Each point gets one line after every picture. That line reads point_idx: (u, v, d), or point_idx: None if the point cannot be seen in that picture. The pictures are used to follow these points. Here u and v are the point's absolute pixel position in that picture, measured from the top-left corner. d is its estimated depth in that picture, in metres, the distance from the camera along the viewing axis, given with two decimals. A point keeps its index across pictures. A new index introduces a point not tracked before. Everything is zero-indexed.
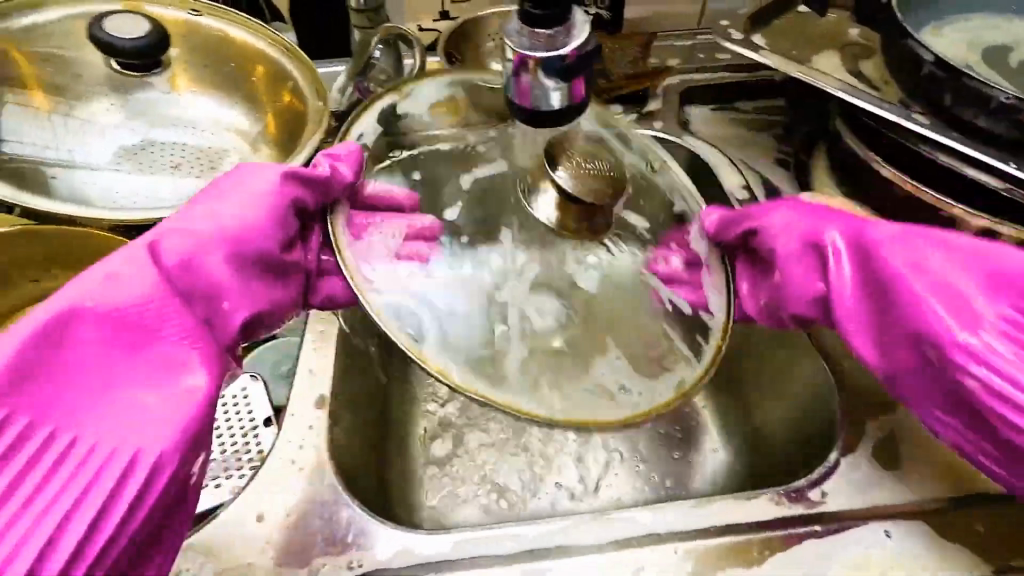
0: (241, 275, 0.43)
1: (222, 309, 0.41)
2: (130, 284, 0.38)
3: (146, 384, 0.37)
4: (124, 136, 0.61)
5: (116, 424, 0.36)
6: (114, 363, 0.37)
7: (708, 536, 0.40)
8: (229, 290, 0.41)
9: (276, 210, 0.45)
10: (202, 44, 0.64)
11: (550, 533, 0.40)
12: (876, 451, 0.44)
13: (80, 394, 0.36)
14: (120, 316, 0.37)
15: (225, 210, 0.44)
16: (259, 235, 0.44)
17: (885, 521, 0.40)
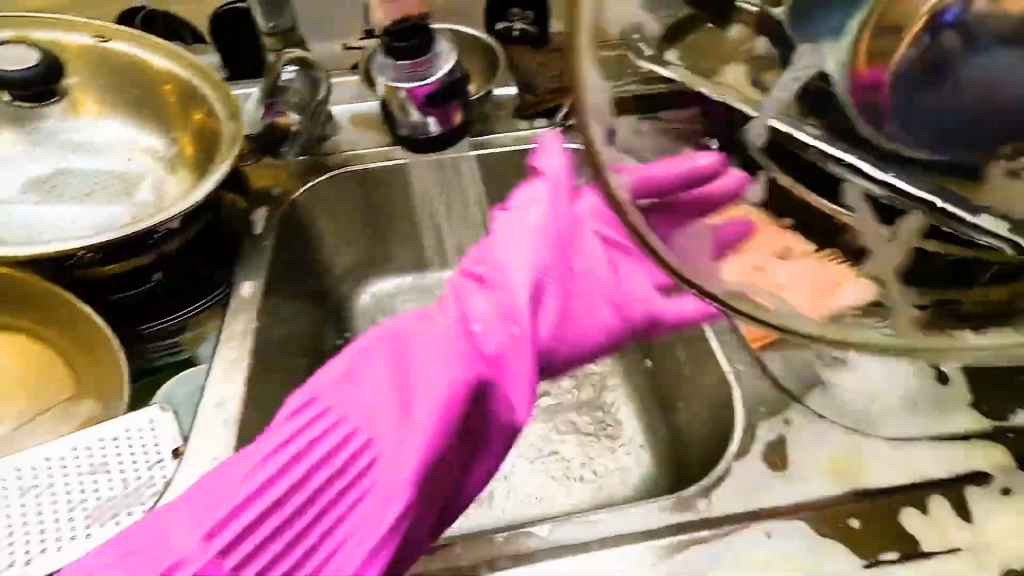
0: (544, 286, 0.44)
1: (512, 332, 0.42)
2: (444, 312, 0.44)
3: (427, 405, 0.40)
4: (26, 165, 0.60)
5: (393, 439, 0.40)
6: (421, 376, 0.41)
7: (600, 546, 0.41)
8: (517, 312, 0.43)
9: (554, 224, 0.46)
10: (111, 69, 0.63)
11: (444, 552, 0.41)
12: (766, 454, 0.45)
13: (406, 400, 0.41)
14: (416, 345, 0.42)
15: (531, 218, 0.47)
16: (558, 243, 0.46)
17: (767, 523, 0.42)
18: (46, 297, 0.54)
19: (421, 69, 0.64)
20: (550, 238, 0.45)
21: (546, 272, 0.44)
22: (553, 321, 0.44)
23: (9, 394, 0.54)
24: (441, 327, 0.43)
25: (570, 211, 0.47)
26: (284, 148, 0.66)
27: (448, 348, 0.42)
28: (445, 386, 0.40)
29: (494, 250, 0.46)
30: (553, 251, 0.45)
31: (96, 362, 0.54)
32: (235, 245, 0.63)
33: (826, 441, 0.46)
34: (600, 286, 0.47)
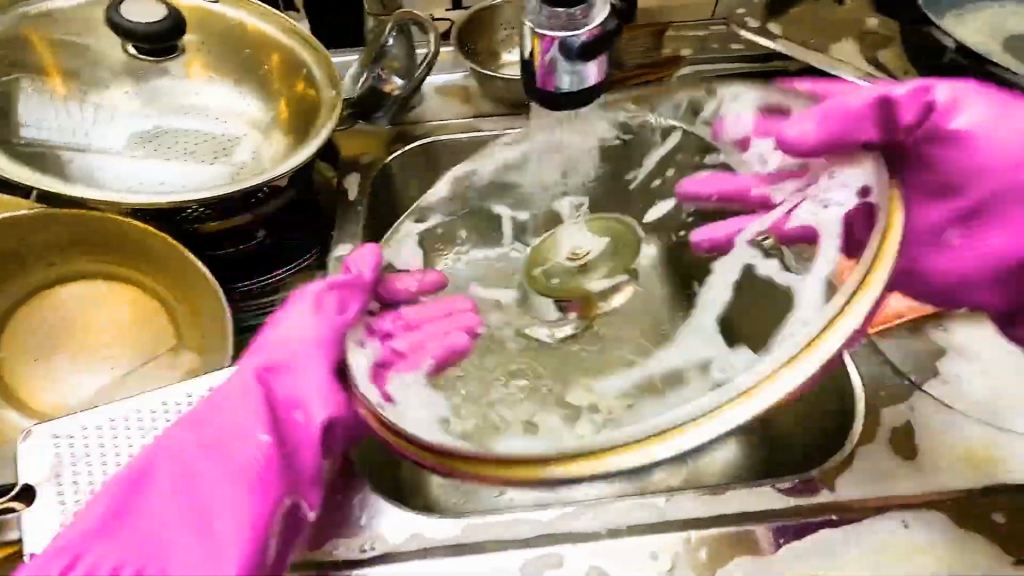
0: (288, 394, 0.44)
1: (296, 422, 0.42)
2: (206, 421, 0.41)
3: (233, 514, 0.38)
4: (137, 122, 0.61)
5: (199, 564, 0.37)
6: (213, 485, 0.39)
7: (725, 523, 0.40)
8: (305, 405, 0.43)
9: (331, 323, 0.47)
10: (219, 30, 0.64)
11: (561, 517, 0.41)
12: (892, 439, 0.44)
13: (199, 530, 0.38)
14: (202, 454, 0.40)
15: (298, 323, 0.47)
16: (318, 344, 0.46)
17: (903, 511, 0.40)
18: (154, 247, 0.54)
19: (584, 10, 0.37)
20: (300, 355, 0.45)
21: (297, 370, 0.45)
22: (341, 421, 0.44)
23: (118, 342, 0.56)
24: (221, 426, 0.41)
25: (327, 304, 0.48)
26: (379, 115, 0.64)
27: (226, 466, 0.39)
28: (251, 499, 0.39)
29: (272, 347, 0.46)
30: (322, 354, 0.45)
31: (201, 316, 0.55)
32: (330, 211, 0.65)
33: (959, 431, 0.44)
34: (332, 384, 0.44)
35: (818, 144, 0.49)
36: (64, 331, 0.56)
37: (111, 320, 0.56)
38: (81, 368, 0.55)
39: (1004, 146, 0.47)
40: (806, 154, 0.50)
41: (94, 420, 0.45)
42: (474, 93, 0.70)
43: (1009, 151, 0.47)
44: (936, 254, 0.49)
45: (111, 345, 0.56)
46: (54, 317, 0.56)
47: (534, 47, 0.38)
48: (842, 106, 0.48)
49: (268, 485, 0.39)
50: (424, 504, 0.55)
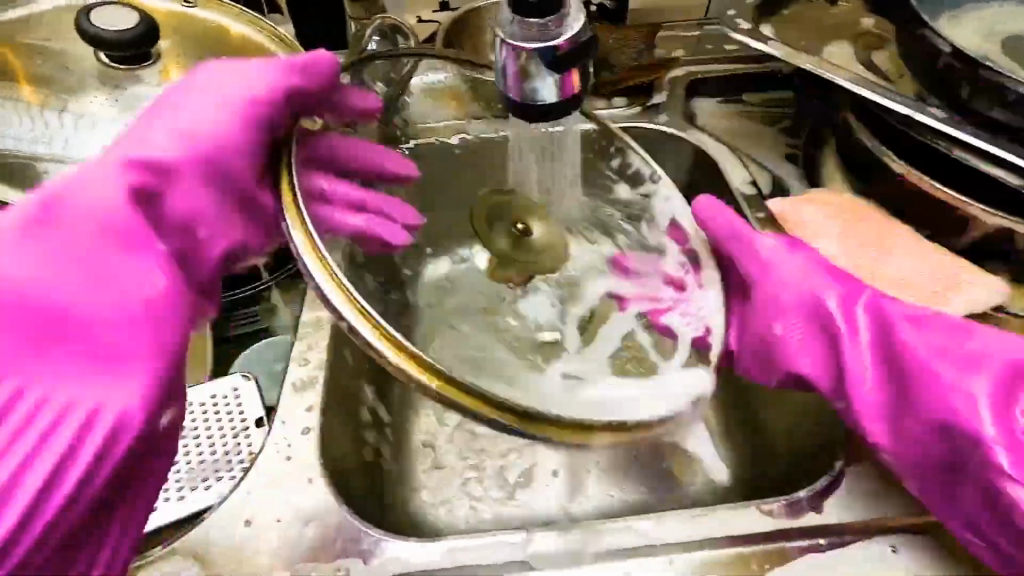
0: (190, 205, 0.42)
1: (197, 240, 0.42)
2: (76, 205, 0.38)
3: (125, 321, 0.37)
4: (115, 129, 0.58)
5: (87, 363, 0.36)
6: (99, 286, 0.37)
7: (710, 548, 0.42)
8: (203, 225, 0.42)
9: (247, 128, 0.43)
10: (194, 34, 0.62)
11: (546, 541, 0.42)
12: (879, 464, 0.45)
13: (82, 335, 0.36)
14: (85, 250, 0.37)
15: (201, 120, 0.43)
16: (228, 154, 0.42)
17: (891, 537, 0.42)
18: None
19: (556, 20, 0.36)
20: (195, 153, 0.41)
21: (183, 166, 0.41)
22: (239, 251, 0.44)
23: None
24: (113, 227, 0.38)
25: (244, 113, 0.43)
26: None
27: (105, 259, 0.38)
28: (137, 310, 0.37)
29: (171, 129, 0.42)
30: (223, 174, 0.42)
31: None
32: None
33: None
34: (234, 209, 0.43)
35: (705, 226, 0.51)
36: None
37: None
38: None
39: (810, 276, 0.48)
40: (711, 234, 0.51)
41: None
42: None
43: (819, 275, 0.48)
44: (790, 361, 0.47)
45: None
46: None
47: (508, 62, 0.37)
48: (717, 227, 0.51)
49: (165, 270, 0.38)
50: (406, 521, 0.54)
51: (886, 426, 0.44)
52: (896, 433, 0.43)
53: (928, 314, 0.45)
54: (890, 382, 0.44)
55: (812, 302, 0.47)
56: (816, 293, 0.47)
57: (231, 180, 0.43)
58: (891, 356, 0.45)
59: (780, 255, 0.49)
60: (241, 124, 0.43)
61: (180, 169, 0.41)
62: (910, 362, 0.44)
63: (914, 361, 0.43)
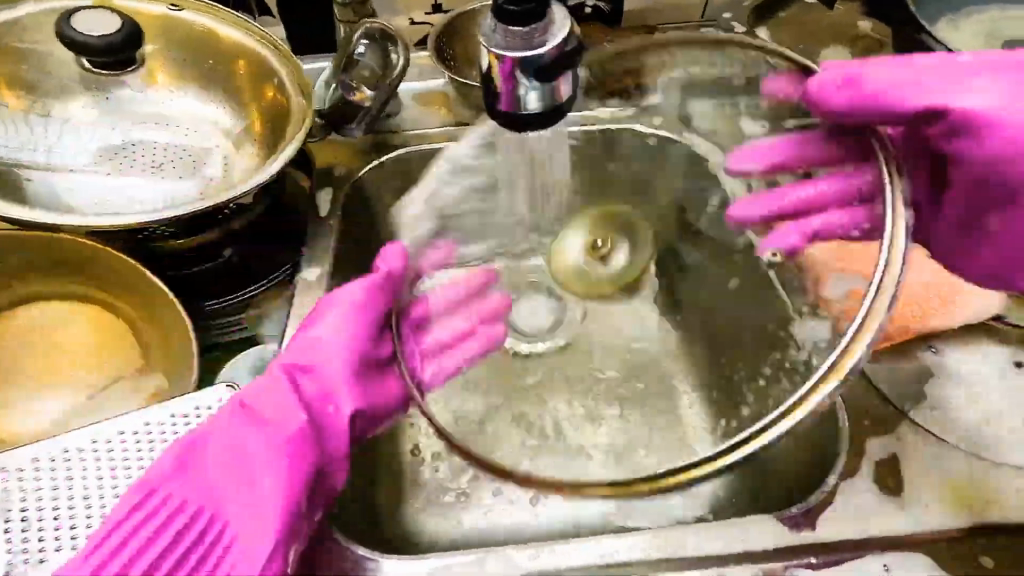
0: (337, 379, 0.46)
1: (331, 412, 0.46)
2: (253, 400, 0.44)
3: (281, 488, 0.40)
4: (104, 136, 0.59)
5: (248, 526, 0.40)
6: (269, 453, 0.41)
7: (704, 564, 0.41)
8: (333, 398, 0.46)
9: (373, 318, 0.50)
10: (179, 37, 0.61)
11: (540, 557, 0.41)
12: (877, 476, 0.45)
13: (251, 490, 0.41)
14: (252, 432, 0.42)
15: (336, 317, 0.48)
16: (363, 339, 0.49)
17: (888, 553, 0.42)
18: (118, 269, 0.52)
19: (540, 28, 0.35)
20: (335, 350, 0.47)
21: (327, 381, 0.46)
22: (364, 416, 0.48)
23: (82, 364, 0.54)
24: (275, 401, 0.44)
25: (372, 307, 0.50)
26: (351, 125, 0.61)
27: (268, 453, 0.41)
28: (286, 467, 0.41)
29: (318, 341, 0.48)
30: (355, 360, 0.48)
31: (164, 339, 0.53)
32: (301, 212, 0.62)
33: (943, 465, 0.46)
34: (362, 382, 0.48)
35: (847, 113, 0.43)
36: (24, 353, 0.54)
37: (73, 341, 0.54)
38: (41, 392, 0.53)
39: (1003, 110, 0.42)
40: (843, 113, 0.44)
41: (49, 450, 0.43)
42: (453, 101, 0.67)
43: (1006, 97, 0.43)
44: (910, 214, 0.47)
45: (73, 368, 0.54)
46: (16, 340, 0.54)
47: (494, 69, 0.36)
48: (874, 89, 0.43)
49: (303, 456, 0.42)
50: (400, 532, 0.54)
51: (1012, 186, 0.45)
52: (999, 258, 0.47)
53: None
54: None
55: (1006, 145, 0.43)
56: (1019, 137, 0.43)
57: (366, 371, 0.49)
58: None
59: (960, 96, 0.43)
60: (370, 315, 0.50)
61: (330, 364, 0.47)
62: None
63: None
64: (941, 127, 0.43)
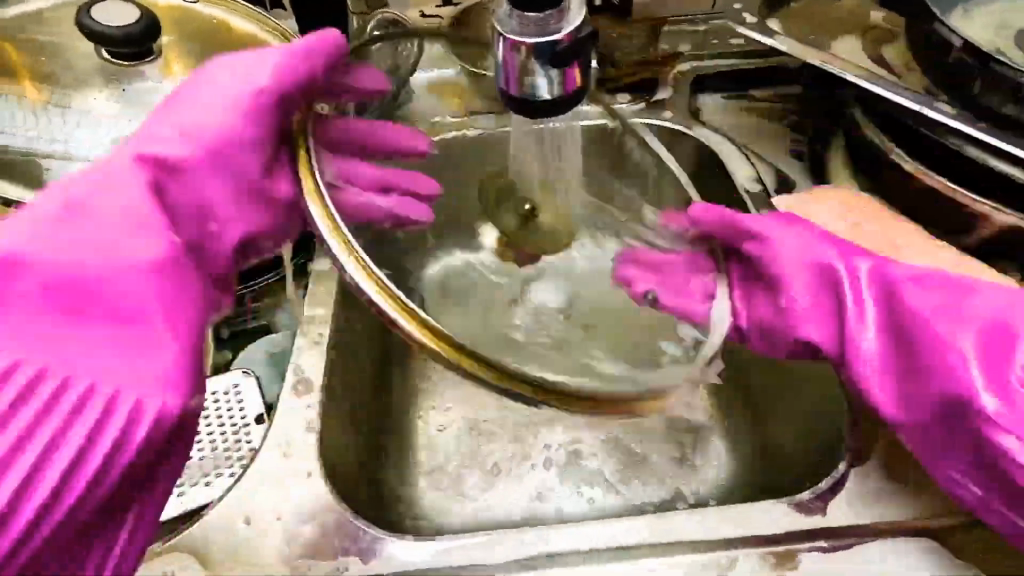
0: (214, 185, 0.43)
1: (214, 231, 0.43)
2: (90, 204, 0.39)
3: (143, 309, 0.37)
4: (118, 126, 0.58)
5: (116, 351, 0.36)
6: (123, 274, 0.37)
7: (710, 549, 0.42)
8: (217, 212, 0.43)
9: (252, 116, 0.43)
10: (196, 29, 0.62)
11: (547, 541, 0.42)
12: (886, 464, 0.45)
13: (103, 311, 0.37)
14: (97, 250, 0.37)
15: (205, 116, 0.43)
16: (239, 142, 0.43)
17: (897, 539, 0.42)
18: None
19: (555, 14, 0.35)
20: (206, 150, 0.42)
21: (202, 192, 0.42)
22: (253, 229, 0.44)
23: None
24: (130, 216, 0.39)
25: (246, 101, 0.43)
26: None
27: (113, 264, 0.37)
28: (149, 280, 0.37)
29: (182, 139, 0.42)
30: (234, 162, 0.43)
31: None
32: None
33: None
34: (243, 182, 0.43)
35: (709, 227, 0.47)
36: None
37: None
38: None
39: (806, 235, 0.46)
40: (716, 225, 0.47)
41: None
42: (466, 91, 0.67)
43: (830, 248, 0.45)
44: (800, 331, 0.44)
45: None
46: None
47: (506, 55, 0.36)
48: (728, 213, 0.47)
49: (181, 278, 0.39)
50: (409, 518, 0.55)
51: (880, 335, 0.43)
52: (895, 390, 0.43)
53: (928, 273, 0.43)
54: (896, 301, 0.43)
55: (816, 271, 0.45)
56: (819, 252, 0.45)
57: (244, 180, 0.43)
58: (893, 319, 0.43)
59: (785, 230, 0.46)
60: (247, 120, 0.43)
61: (207, 167, 0.42)
62: (915, 328, 0.42)
63: (933, 340, 0.41)
64: (764, 255, 0.46)
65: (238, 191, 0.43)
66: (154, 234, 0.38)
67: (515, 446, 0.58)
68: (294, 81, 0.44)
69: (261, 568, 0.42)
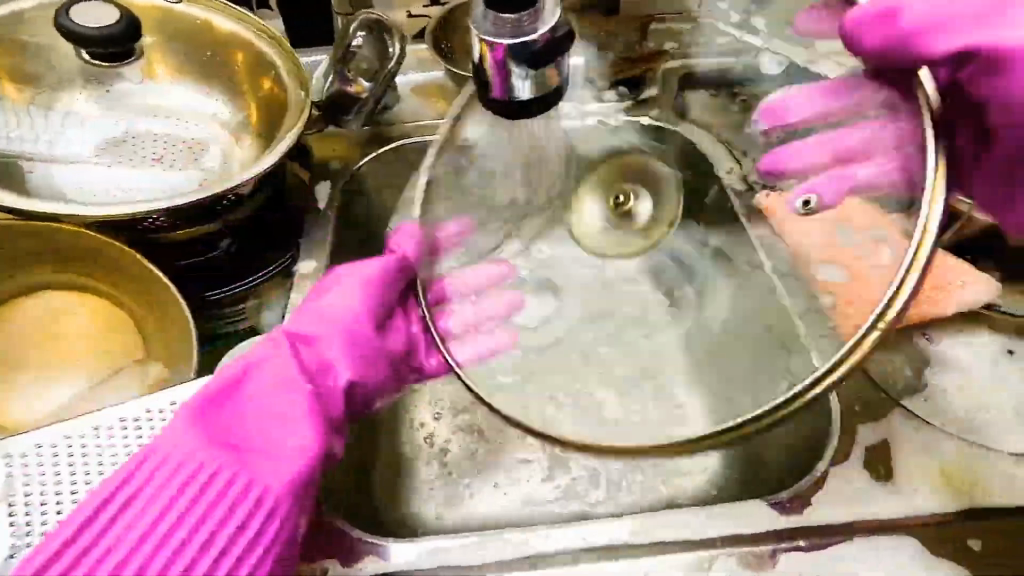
0: (343, 350, 0.46)
1: (329, 387, 0.44)
2: (256, 371, 0.43)
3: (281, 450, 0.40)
4: (106, 127, 0.59)
5: (276, 470, 0.40)
6: (275, 411, 0.42)
7: (692, 548, 0.42)
8: (334, 369, 0.45)
9: (372, 291, 0.49)
10: (179, 31, 0.62)
11: (528, 544, 0.42)
12: (868, 461, 0.45)
13: (264, 444, 0.40)
14: (259, 394, 0.42)
15: (342, 292, 0.49)
16: (363, 314, 0.48)
17: (875, 536, 0.42)
18: (121, 260, 0.53)
19: (531, 12, 0.35)
20: (338, 327, 0.46)
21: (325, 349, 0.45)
22: (363, 390, 0.46)
23: (81, 351, 0.54)
24: (286, 368, 0.43)
25: (372, 281, 0.50)
26: (349, 117, 0.61)
27: (282, 406, 0.42)
28: (306, 430, 0.41)
29: (323, 318, 0.47)
30: (360, 336, 0.47)
31: (166, 329, 0.53)
32: (295, 201, 0.62)
33: (934, 452, 0.46)
34: (361, 349, 0.46)
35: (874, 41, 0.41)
36: (22, 341, 0.54)
37: (72, 330, 0.55)
38: (42, 381, 0.53)
39: None
40: (881, 34, 0.41)
41: (21, 446, 0.41)
42: (452, 93, 0.67)
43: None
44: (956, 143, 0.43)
45: (72, 356, 0.54)
46: (16, 327, 0.55)
47: (483, 56, 0.36)
48: (916, 11, 0.41)
49: (326, 412, 0.43)
50: (396, 519, 0.55)
51: None
52: None
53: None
54: None
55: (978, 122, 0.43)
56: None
57: (368, 341, 0.47)
58: None
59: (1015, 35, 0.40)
60: (375, 292, 0.49)
61: (340, 331, 0.46)
62: None
63: None
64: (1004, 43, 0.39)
65: (356, 358, 0.46)
66: (304, 382, 0.43)
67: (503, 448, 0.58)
68: (388, 272, 0.50)
69: None
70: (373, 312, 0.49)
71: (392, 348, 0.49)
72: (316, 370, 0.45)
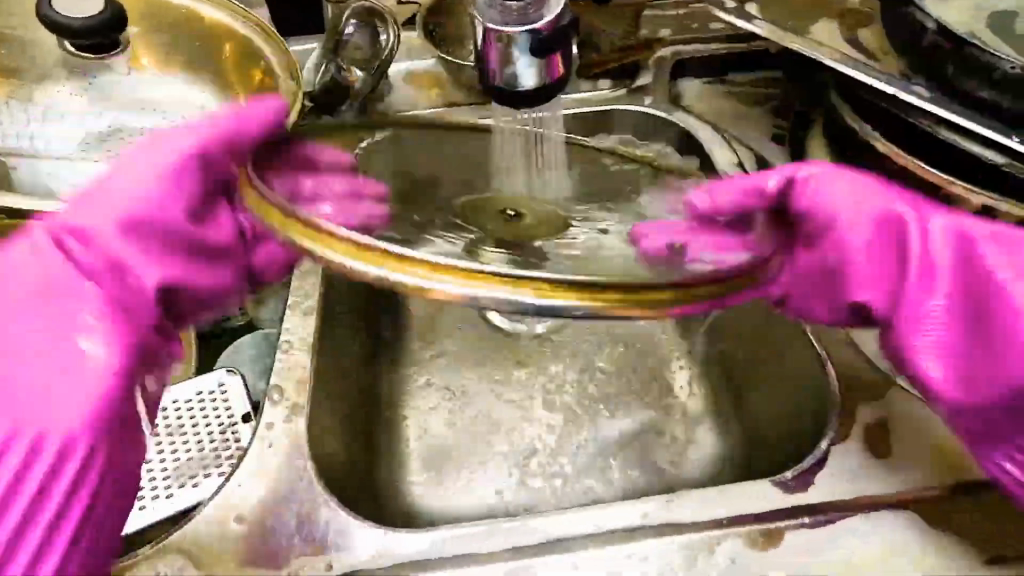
0: (136, 241, 0.41)
1: (132, 280, 0.40)
2: (13, 287, 0.40)
3: (75, 371, 0.39)
4: (91, 121, 0.57)
5: (58, 401, 0.38)
6: (61, 328, 0.39)
7: (695, 531, 0.43)
8: (131, 266, 0.41)
9: (177, 176, 0.43)
10: (165, 20, 0.61)
11: (535, 529, 0.43)
12: (865, 440, 0.47)
13: (52, 371, 0.39)
14: (34, 312, 0.40)
15: (133, 175, 0.42)
16: (161, 200, 0.42)
17: (873, 512, 0.43)
18: None
19: (534, 7, 0.36)
20: (125, 216, 0.41)
21: (108, 244, 0.40)
22: (183, 288, 0.43)
23: None
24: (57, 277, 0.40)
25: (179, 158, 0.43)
26: (342, 107, 0.59)
27: (54, 333, 0.39)
28: (103, 346, 0.39)
29: (104, 203, 0.41)
30: (157, 223, 0.41)
31: None
32: None
33: (929, 429, 0.47)
34: (174, 236, 0.42)
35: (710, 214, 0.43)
36: None
37: None
38: None
39: (867, 203, 0.43)
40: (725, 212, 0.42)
41: None
42: (445, 81, 0.66)
43: (852, 190, 0.44)
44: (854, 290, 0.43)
45: None
46: None
47: (488, 43, 0.36)
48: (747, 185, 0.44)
49: (130, 319, 0.40)
50: (402, 510, 0.55)
51: (956, 340, 0.42)
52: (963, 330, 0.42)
53: (1004, 230, 0.42)
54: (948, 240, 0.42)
55: (880, 226, 0.43)
56: (870, 201, 0.44)
57: (177, 236, 0.42)
58: (972, 292, 0.42)
59: (834, 186, 0.44)
60: (176, 177, 0.43)
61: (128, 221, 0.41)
62: (978, 274, 0.41)
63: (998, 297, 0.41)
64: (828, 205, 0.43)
65: (159, 250, 0.42)
66: (84, 294, 0.40)
67: (505, 438, 0.58)
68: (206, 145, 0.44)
69: (249, 567, 0.42)
70: (176, 194, 0.42)
71: (211, 240, 0.44)
72: (109, 270, 0.40)
